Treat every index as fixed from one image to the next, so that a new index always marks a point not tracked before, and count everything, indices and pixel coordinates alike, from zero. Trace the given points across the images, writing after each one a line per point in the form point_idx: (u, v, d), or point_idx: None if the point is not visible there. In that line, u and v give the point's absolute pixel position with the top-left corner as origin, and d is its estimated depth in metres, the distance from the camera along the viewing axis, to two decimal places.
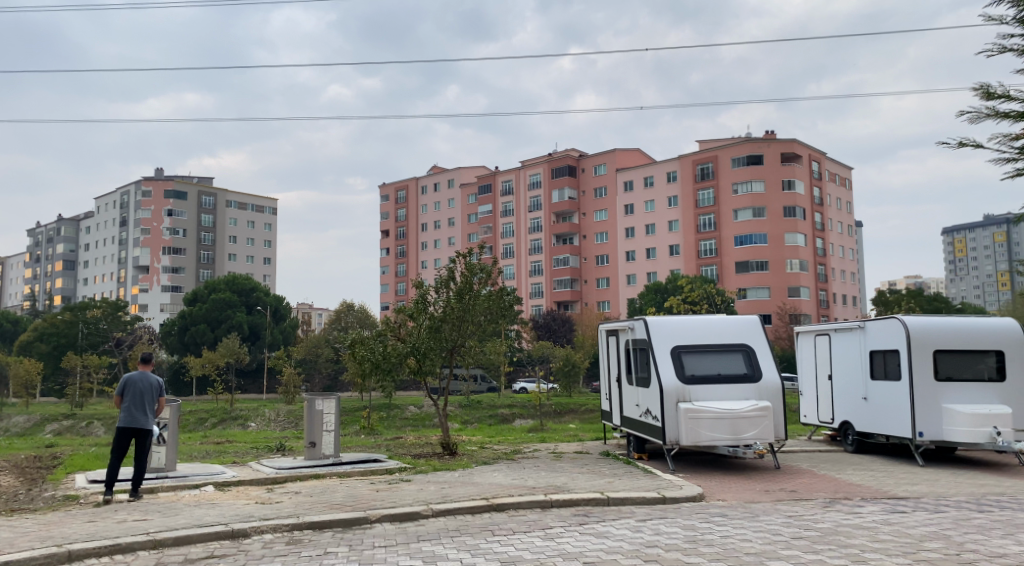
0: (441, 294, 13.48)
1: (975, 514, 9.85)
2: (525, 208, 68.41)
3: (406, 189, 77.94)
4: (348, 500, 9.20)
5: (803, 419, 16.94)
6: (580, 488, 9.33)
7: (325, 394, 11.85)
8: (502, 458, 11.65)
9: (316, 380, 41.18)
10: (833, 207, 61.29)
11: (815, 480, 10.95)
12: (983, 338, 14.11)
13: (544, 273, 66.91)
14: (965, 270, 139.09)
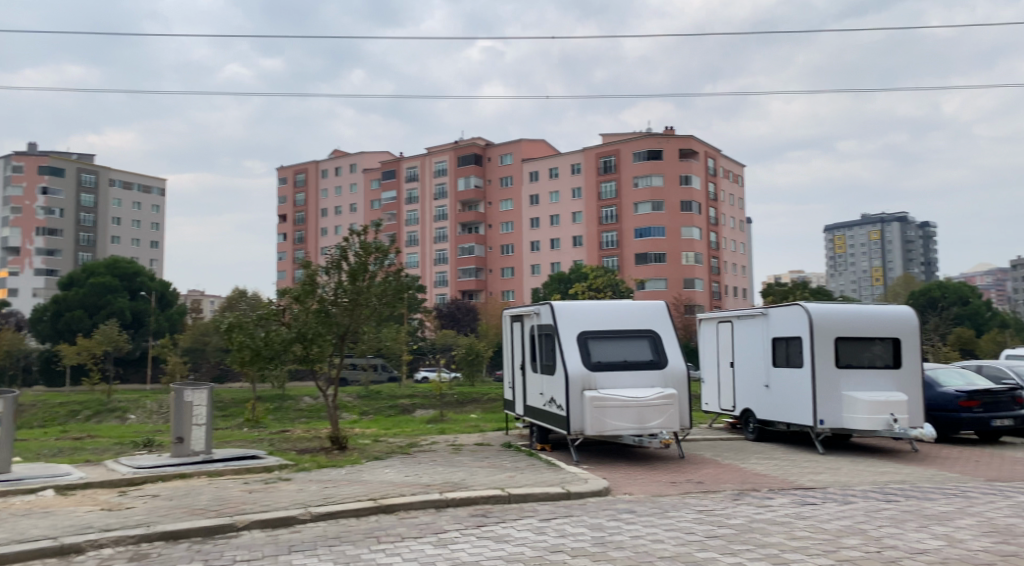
0: (331, 279, 12.75)
1: (881, 505, 9.78)
2: (430, 195, 67.48)
3: (304, 172, 76.00)
4: (214, 504, 8.44)
5: (705, 407, 16.86)
6: (479, 485, 8.79)
7: (195, 385, 11.13)
8: (397, 452, 11.03)
9: (203, 369, 39.58)
10: (728, 203, 62.68)
11: (722, 471, 10.72)
12: (882, 325, 14.19)
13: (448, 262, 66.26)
14: (843, 266, 145.37)
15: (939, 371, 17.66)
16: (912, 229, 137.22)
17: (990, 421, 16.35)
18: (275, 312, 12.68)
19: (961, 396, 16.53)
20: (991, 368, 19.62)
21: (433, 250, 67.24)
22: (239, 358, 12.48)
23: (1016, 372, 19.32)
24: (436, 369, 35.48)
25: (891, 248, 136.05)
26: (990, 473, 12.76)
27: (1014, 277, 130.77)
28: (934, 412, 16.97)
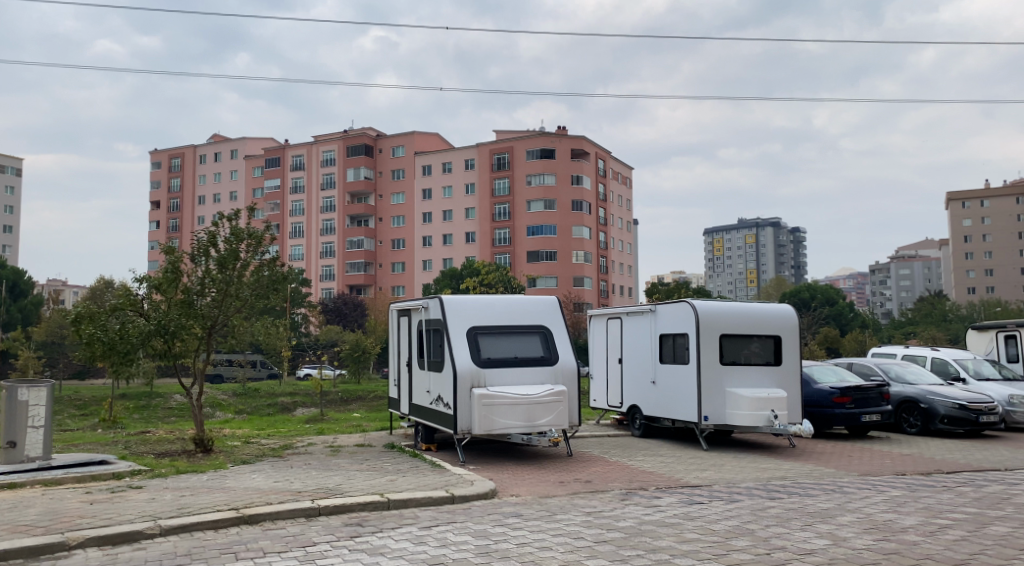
0: (198, 264, 12.02)
1: (766, 502, 9.81)
2: (317, 185, 65.88)
3: (181, 156, 73.13)
4: (50, 519, 7.69)
5: (592, 403, 16.77)
6: (356, 490, 8.32)
7: (34, 383, 10.34)
8: (268, 455, 10.40)
9: (60, 366, 37.33)
10: (616, 204, 63.58)
11: (609, 469, 10.56)
12: (765, 323, 14.39)
13: (335, 256, 64.92)
14: (722, 267, 149.90)
15: (815, 368, 18.11)
16: (783, 233, 143.67)
17: (860, 416, 16.86)
18: (134, 302, 11.82)
19: (834, 393, 16.98)
20: (860, 364, 20.31)
21: (320, 243, 65.71)
22: (89, 353, 11.56)
23: (883, 368, 20.07)
24: (313, 364, 34.53)
25: (764, 251, 141.75)
26: (863, 468, 13.11)
27: (874, 281, 138.48)
28: (809, 408, 17.38)
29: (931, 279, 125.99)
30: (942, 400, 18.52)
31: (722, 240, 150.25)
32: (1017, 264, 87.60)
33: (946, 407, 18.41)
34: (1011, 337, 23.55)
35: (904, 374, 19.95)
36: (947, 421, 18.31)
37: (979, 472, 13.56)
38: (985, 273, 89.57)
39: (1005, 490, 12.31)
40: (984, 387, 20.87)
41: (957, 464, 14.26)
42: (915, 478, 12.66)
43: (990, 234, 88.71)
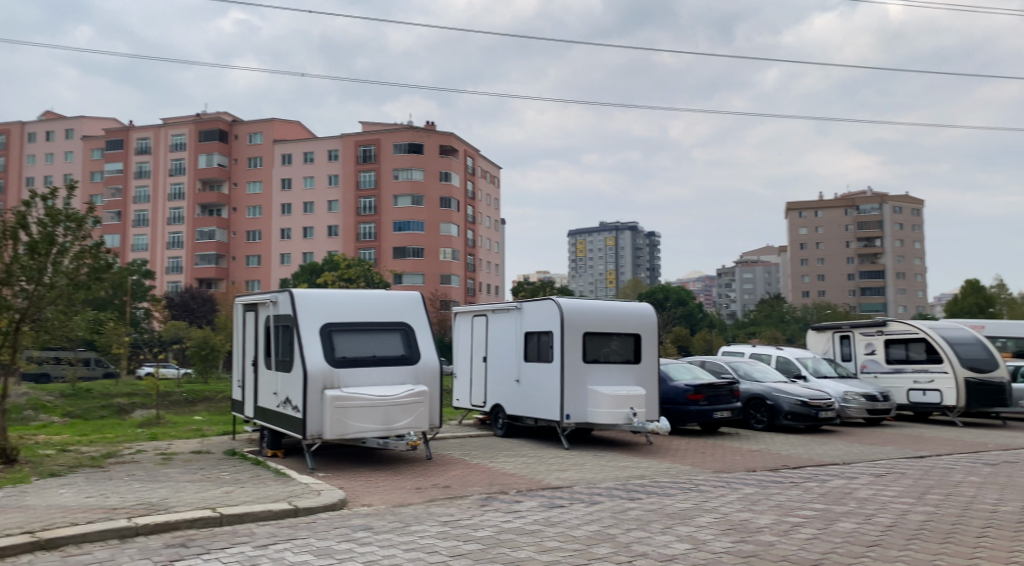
0: (4, 247, 10.89)
1: (626, 503, 9.66)
2: (165, 170, 62.67)
3: (8, 134, 68.09)
4: None
5: (455, 403, 16.32)
6: (184, 505, 7.60)
7: None
8: (86, 466, 9.45)
9: None
10: (484, 202, 63.46)
11: (468, 472, 10.17)
12: (627, 321, 14.40)
13: (184, 247, 62.05)
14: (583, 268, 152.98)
15: (671, 366, 18.33)
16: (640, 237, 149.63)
17: (712, 413, 17.17)
18: None
19: (689, 390, 17.21)
20: (712, 362, 20.75)
21: (167, 233, 62.68)
22: None
23: (733, 366, 20.56)
24: (152, 363, 32.66)
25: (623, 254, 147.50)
26: (719, 465, 13.24)
27: (720, 284, 144.30)
28: (664, 406, 17.55)
29: (772, 282, 133.27)
30: (786, 397, 19.16)
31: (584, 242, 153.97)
32: (845, 270, 93.37)
33: (790, 403, 19.08)
34: (846, 337, 24.72)
35: (753, 371, 20.51)
36: (790, 417, 18.97)
37: (824, 466, 13.97)
38: (818, 278, 94.88)
39: (851, 483, 12.68)
40: (823, 383, 21.80)
41: (804, 459, 14.66)
42: (766, 474, 12.89)
43: (823, 241, 94.21)
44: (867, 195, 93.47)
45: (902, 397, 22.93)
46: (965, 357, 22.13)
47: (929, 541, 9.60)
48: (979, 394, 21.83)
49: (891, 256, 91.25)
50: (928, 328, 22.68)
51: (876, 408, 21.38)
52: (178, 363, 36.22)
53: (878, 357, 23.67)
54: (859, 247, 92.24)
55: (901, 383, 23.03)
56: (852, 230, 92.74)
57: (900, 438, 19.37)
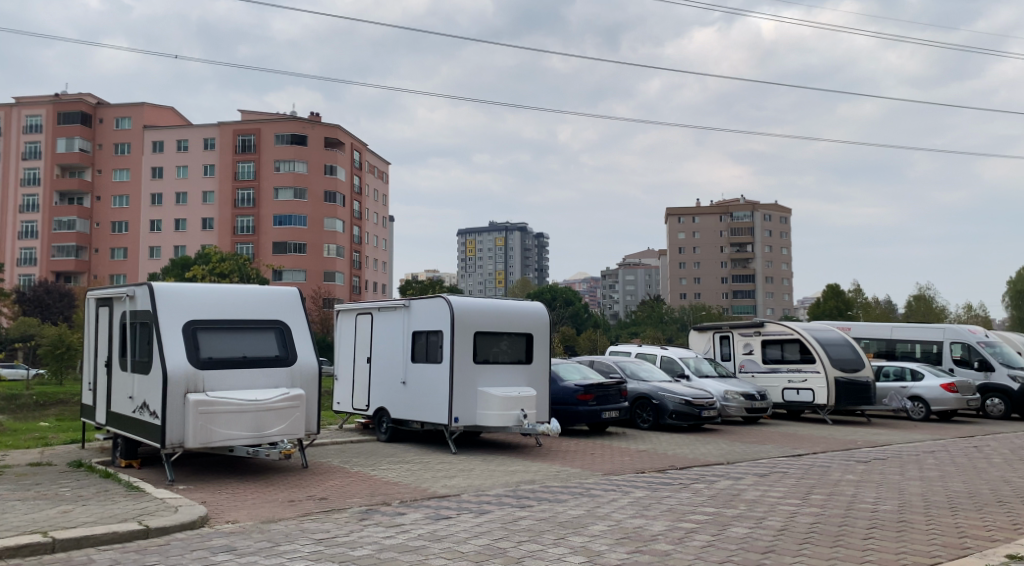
0: None
1: (516, 512, 9.17)
2: (18, 153, 58.76)
3: None
4: None
5: (334, 407, 15.45)
6: (12, 530, 6.66)
7: None
8: None
9: None
10: (371, 198, 62.18)
11: (347, 481, 9.47)
12: (518, 320, 13.96)
13: (40, 237, 58.53)
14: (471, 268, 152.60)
15: (560, 365, 18.00)
16: (529, 237, 150.75)
17: (601, 413, 16.93)
18: None
19: (579, 390, 16.91)
20: (600, 362, 20.53)
21: (21, 221, 58.91)
22: None
23: (620, 366, 20.40)
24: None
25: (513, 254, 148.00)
26: (610, 467, 12.92)
27: (603, 285, 146.58)
28: (553, 406, 17.20)
29: (652, 284, 136.55)
30: (671, 396, 19.14)
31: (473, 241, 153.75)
32: (719, 274, 96.39)
33: (675, 403, 19.07)
34: (726, 337, 25.04)
35: (639, 371, 20.40)
36: (675, 416, 18.95)
37: (710, 466, 13.88)
38: (695, 281, 97.66)
39: (739, 483, 12.59)
40: (705, 383, 21.95)
41: (691, 459, 14.55)
42: (655, 476, 12.66)
43: (699, 246, 96.93)
44: (740, 203, 96.81)
45: (778, 395, 23.39)
46: (836, 358, 22.75)
47: (820, 544, 9.49)
48: (848, 392, 22.49)
49: (761, 261, 94.97)
50: (801, 329, 23.20)
51: (754, 407, 21.68)
52: (30, 362, 33.84)
53: (756, 357, 24.07)
54: (732, 252, 95.36)
55: (777, 382, 23.46)
56: (726, 235, 95.77)
57: (778, 436, 19.65)
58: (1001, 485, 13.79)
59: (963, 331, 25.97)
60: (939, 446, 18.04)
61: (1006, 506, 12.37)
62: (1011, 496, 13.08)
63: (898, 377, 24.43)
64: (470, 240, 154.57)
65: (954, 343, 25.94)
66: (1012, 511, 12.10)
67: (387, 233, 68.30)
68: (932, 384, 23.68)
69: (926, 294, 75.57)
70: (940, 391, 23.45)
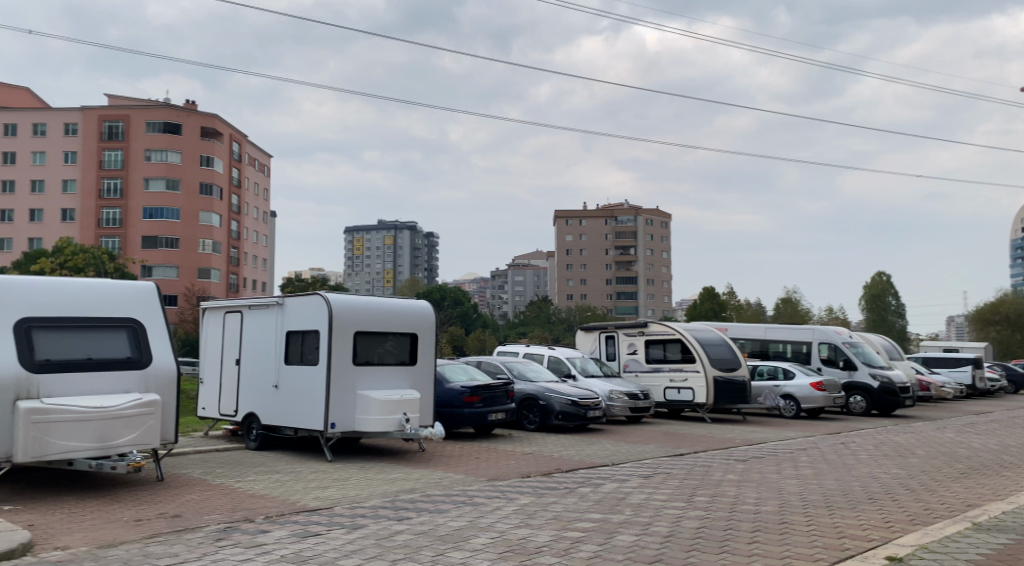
0: None
1: (392, 525, 8.57)
2: None
3: None
4: None
5: (200, 412, 14.42)
6: None
7: None
8: None
9: None
10: (251, 191, 60.08)
11: (207, 495, 8.67)
12: (401, 319, 13.33)
13: None
14: (358, 267, 150.14)
15: (447, 366, 17.38)
16: (418, 236, 149.59)
17: (487, 416, 16.47)
18: None
19: (465, 392, 16.35)
20: (487, 362, 20.05)
21: None
22: None
23: (507, 366, 19.97)
24: None
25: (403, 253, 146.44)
26: (495, 472, 12.42)
27: (493, 286, 146.84)
28: (439, 408, 16.60)
29: (541, 285, 137.62)
30: (558, 397, 18.86)
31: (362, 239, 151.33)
32: (604, 276, 97.81)
33: (561, 403, 18.80)
34: (611, 337, 24.99)
35: (525, 371, 20.03)
36: (561, 417, 18.69)
37: (595, 469, 13.59)
38: (581, 282, 98.77)
39: (625, 484, 12.30)
40: (590, 383, 21.82)
41: (578, 462, 14.20)
42: (539, 480, 12.25)
43: (586, 248, 98.04)
44: (624, 207, 98.60)
45: (659, 394, 23.49)
46: (714, 357, 23.00)
47: (709, 549, 9.20)
48: (726, 391, 22.76)
49: (643, 264, 96.89)
50: (682, 329, 23.35)
51: (638, 406, 21.66)
52: None
53: (639, 357, 24.11)
54: (617, 254, 96.84)
55: (659, 381, 23.56)
56: (611, 238, 97.21)
57: (661, 436, 19.62)
58: (876, 481, 14.02)
59: (831, 332, 26.60)
60: (812, 443, 18.35)
61: (883, 500, 12.50)
62: (888, 491, 13.25)
63: (771, 376, 24.90)
64: (359, 237, 152.04)
65: (822, 343, 26.58)
66: (891, 506, 12.20)
67: (268, 228, 66.18)
68: (802, 382, 24.27)
69: (795, 296, 78.70)
70: (809, 389, 24.09)
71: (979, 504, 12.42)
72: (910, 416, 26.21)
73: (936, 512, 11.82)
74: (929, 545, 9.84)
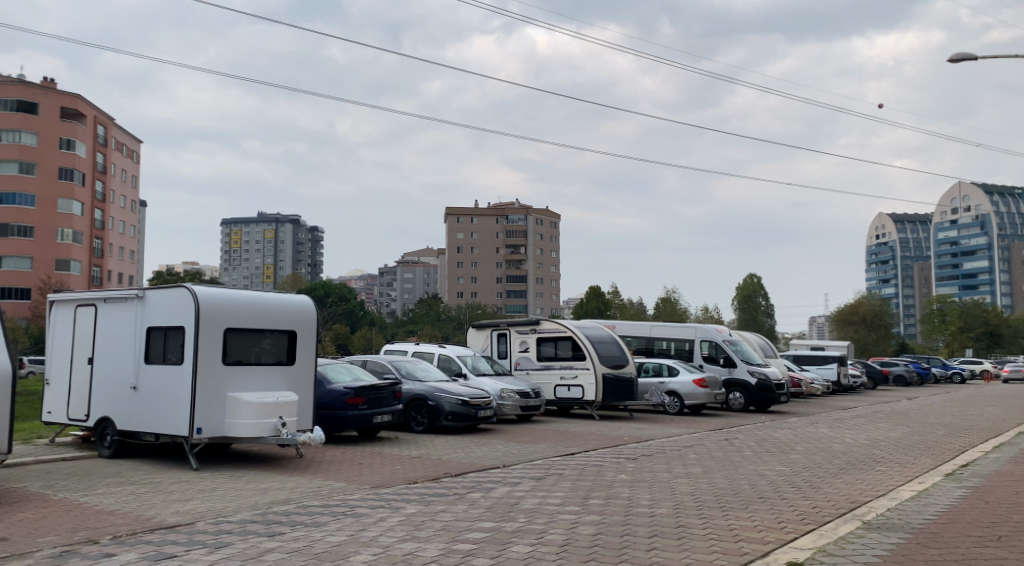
0: None
1: (263, 543, 7.66)
2: None
3: None
4: None
5: (45, 417, 13.00)
6: None
7: None
8: None
9: None
10: (116, 178, 56.90)
11: (45, 514, 7.56)
12: (277, 315, 12.35)
13: None
14: (237, 261, 145.13)
15: (329, 365, 16.40)
16: (301, 230, 145.94)
17: (373, 418, 15.60)
18: None
19: (348, 393, 15.43)
20: (373, 362, 19.11)
21: None
22: None
23: (395, 365, 19.09)
24: None
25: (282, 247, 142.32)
26: (379, 479, 11.58)
27: (381, 283, 144.77)
28: (320, 411, 15.61)
29: (430, 283, 136.57)
30: (447, 396, 18.13)
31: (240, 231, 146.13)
32: (494, 274, 97.63)
33: (451, 403, 18.07)
34: (503, 335, 24.42)
35: (414, 370, 19.18)
36: (451, 418, 17.96)
37: (484, 471, 12.91)
38: (471, 280, 97.98)
39: (517, 488, 11.66)
40: (481, 381, 21.18)
41: (467, 465, 13.49)
42: (425, 485, 11.49)
43: (477, 246, 97.42)
44: (514, 206, 98.75)
45: (550, 392, 23.07)
46: (604, 354, 22.75)
47: (608, 553, 8.66)
48: (614, 388, 22.57)
49: (533, 263, 97.37)
50: (574, 327, 23.01)
51: (529, 405, 21.14)
52: None
53: (531, 355, 23.63)
54: (507, 253, 96.88)
55: (550, 379, 23.13)
56: (501, 237, 97.17)
57: (552, 434, 19.12)
58: (765, 471, 13.79)
59: (712, 330, 26.91)
60: (699, 440, 18.21)
61: (775, 491, 12.20)
62: (777, 481, 13.00)
63: (657, 372, 24.88)
64: (237, 230, 147.04)
65: (703, 341, 26.88)
66: (784, 497, 11.98)
67: (136, 217, 62.77)
68: (686, 379, 24.28)
69: (675, 297, 80.60)
70: (692, 386, 24.10)
71: (867, 493, 12.29)
72: (784, 411, 26.71)
73: (828, 502, 11.58)
74: (836, 542, 9.49)
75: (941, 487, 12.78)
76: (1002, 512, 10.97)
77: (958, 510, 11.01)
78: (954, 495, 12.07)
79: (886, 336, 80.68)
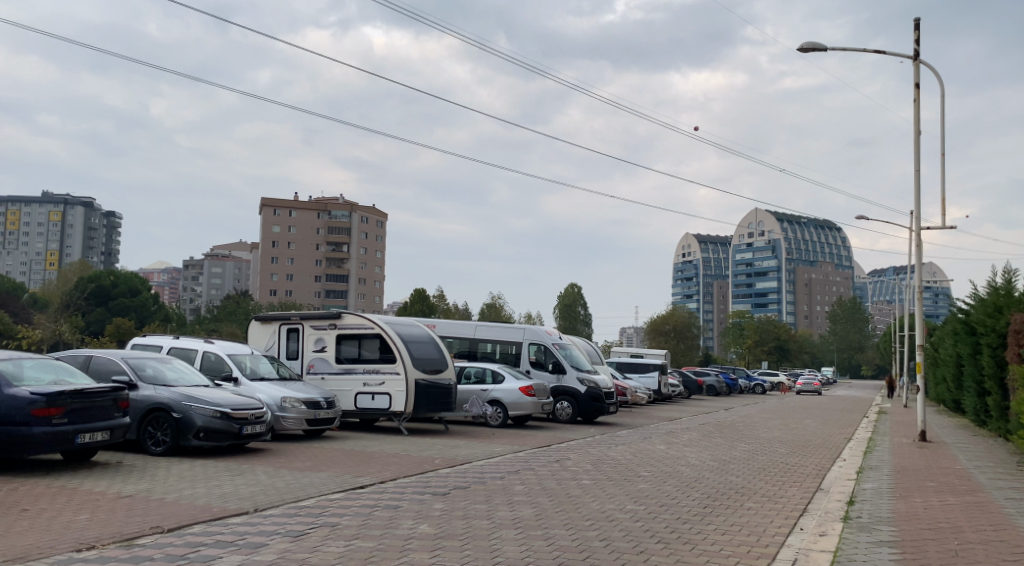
0: None
1: None
2: None
3: None
4: None
5: None
6: None
7: None
8: None
9: None
10: None
11: None
12: None
13: None
14: (14, 244, 130.14)
15: (25, 363, 12.41)
16: (93, 216, 133.26)
17: (74, 437, 11.82)
18: None
19: (36, 403, 11.50)
20: (101, 360, 14.55)
21: None
22: None
23: (132, 365, 14.50)
24: None
25: (70, 232, 129.03)
26: (26, 548, 7.55)
27: (185, 277, 134.48)
28: None
29: (240, 279, 128.42)
30: (200, 408, 13.72)
31: (19, 212, 131.24)
32: (312, 272, 91.72)
33: (205, 417, 13.70)
34: (295, 330, 19.96)
35: (161, 372, 14.64)
36: (203, 437, 13.62)
37: (214, 525, 8.63)
38: (287, 277, 91.11)
39: (256, 557, 7.45)
40: (257, 388, 16.81)
41: (195, 510, 9.35)
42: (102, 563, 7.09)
43: (294, 242, 90.99)
44: (338, 201, 93.09)
45: (350, 402, 18.84)
46: (418, 357, 18.80)
47: None
48: (428, 397, 18.63)
49: (355, 262, 92.43)
50: (382, 322, 18.92)
51: (318, 417, 16.90)
52: None
53: (328, 355, 19.33)
54: (328, 250, 91.47)
55: (349, 386, 18.91)
56: (322, 233, 91.50)
57: (344, 456, 14.90)
58: (620, 512, 9.95)
59: (541, 332, 23.75)
60: (524, 462, 14.53)
61: (643, 545, 8.32)
62: (643, 528, 9.12)
63: (478, 379, 21.19)
64: (16, 211, 132.02)
65: (531, 344, 23.56)
66: (654, 548, 8.22)
67: None
68: (511, 387, 20.76)
69: (495, 303, 77.89)
70: (517, 395, 20.62)
71: (766, 539, 8.58)
72: (611, 423, 23.59)
73: (722, 556, 7.78)
74: None
75: (852, 517, 9.27)
76: (971, 550, 7.41)
77: (908, 551, 7.44)
78: (880, 528, 8.51)
79: (692, 347, 81.82)
